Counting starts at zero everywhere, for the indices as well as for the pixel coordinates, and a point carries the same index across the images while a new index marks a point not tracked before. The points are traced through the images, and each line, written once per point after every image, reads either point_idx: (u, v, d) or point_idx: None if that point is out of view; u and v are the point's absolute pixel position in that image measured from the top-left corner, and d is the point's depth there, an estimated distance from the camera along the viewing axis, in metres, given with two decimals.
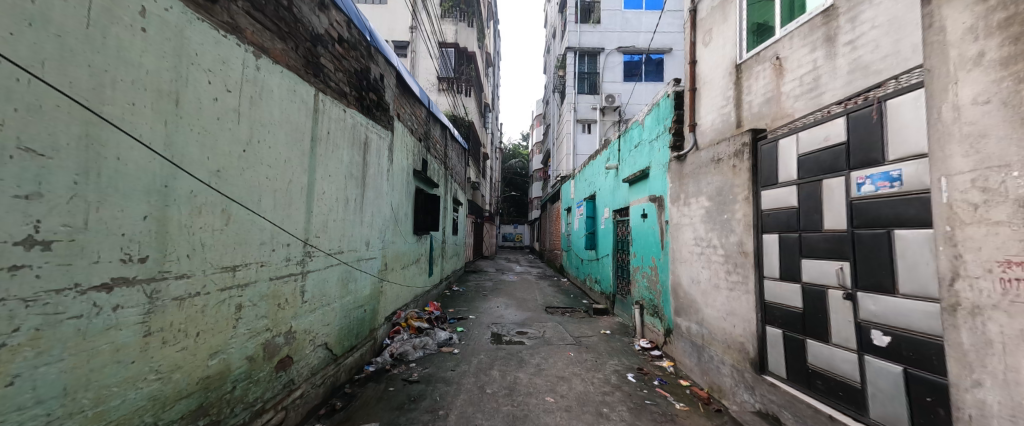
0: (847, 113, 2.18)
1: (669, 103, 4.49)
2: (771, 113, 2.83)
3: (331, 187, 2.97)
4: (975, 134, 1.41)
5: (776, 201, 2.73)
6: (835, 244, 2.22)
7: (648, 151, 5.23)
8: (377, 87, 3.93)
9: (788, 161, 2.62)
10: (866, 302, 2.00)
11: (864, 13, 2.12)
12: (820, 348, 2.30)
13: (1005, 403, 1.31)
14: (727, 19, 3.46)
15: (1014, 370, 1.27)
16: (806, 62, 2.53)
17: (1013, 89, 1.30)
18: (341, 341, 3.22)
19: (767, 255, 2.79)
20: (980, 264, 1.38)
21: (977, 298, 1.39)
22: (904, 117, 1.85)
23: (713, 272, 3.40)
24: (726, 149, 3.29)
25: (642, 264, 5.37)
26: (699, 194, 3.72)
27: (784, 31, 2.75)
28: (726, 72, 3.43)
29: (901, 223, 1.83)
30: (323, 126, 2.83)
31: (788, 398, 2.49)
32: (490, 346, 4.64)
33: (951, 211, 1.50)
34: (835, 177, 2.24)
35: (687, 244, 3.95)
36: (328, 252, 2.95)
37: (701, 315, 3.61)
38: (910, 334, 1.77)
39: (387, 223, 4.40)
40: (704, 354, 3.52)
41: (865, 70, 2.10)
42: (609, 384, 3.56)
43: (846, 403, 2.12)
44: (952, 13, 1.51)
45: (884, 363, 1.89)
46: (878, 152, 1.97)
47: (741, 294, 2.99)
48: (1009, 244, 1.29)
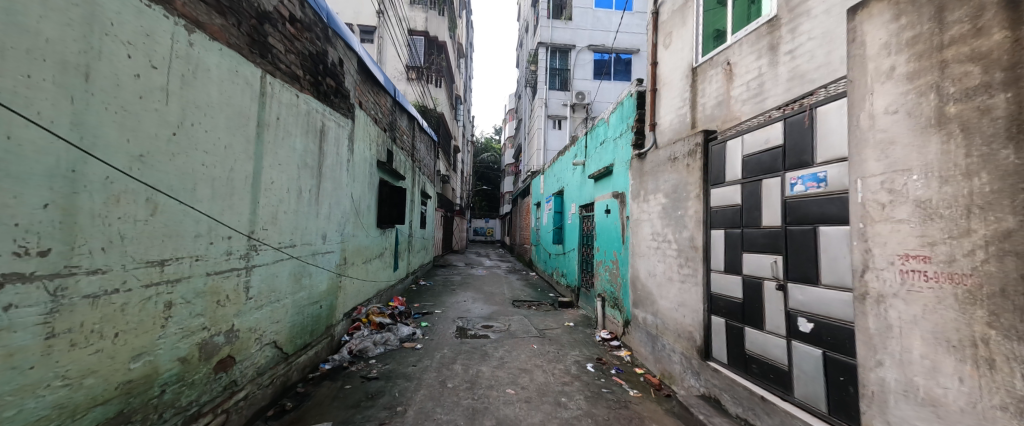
0: (785, 118, 2.35)
1: (632, 102, 4.63)
2: (721, 115, 3.01)
3: (281, 177, 2.79)
4: (885, 141, 1.56)
5: (723, 199, 2.90)
6: (771, 239, 2.40)
7: (613, 149, 5.36)
8: (336, 72, 3.72)
9: (734, 162, 2.79)
10: (794, 293, 2.19)
11: (805, 25, 2.28)
12: (756, 335, 2.49)
13: (900, 380, 1.47)
14: (685, 23, 3.61)
15: (908, 351, 1.44)
16: (752, 68, 2.70)
17: (916, 101, 1.45)
18: (293, 338, 3.06)
19: (714, 249, 2.97)
20: (885, 258, 1.54)
21: (882, 287, 1.55)
22: (831, 123, 2.02)
23: (668, 265, 3.58)
24: (682, 149, 3.44)
25: (605, 258, 5.55)
26: (657, 191, 3.88)
27: (735, 38, 2.92)
28: (684, 75, 3.59)
29: (825, 221, 2.02)
30: (271, 111, 2.64)
31: (728, 382, 2.68)
32: (454, 340, 4.61)
33: (864, 209, 1.65)
34: (773, 177, 2.42)
35: (646, 239, 4.12)
36: (277, 246, 2.78)
37: (656, 307, 3.79)
38: (830, 321, 1.96)
39: (346, 216, 4.22)
40: (658, 343, 3.72)
41: (801, 78, 2.27)
42: (568, 374, 3.66)
43: (776, 384, 2.32)
44: (871, 29, 1.65)
45: (807, 348, 2.09)
46: (809, 155, 2.15)
47: (691, 286, 3.17)
48: (909, 239, 1.45)
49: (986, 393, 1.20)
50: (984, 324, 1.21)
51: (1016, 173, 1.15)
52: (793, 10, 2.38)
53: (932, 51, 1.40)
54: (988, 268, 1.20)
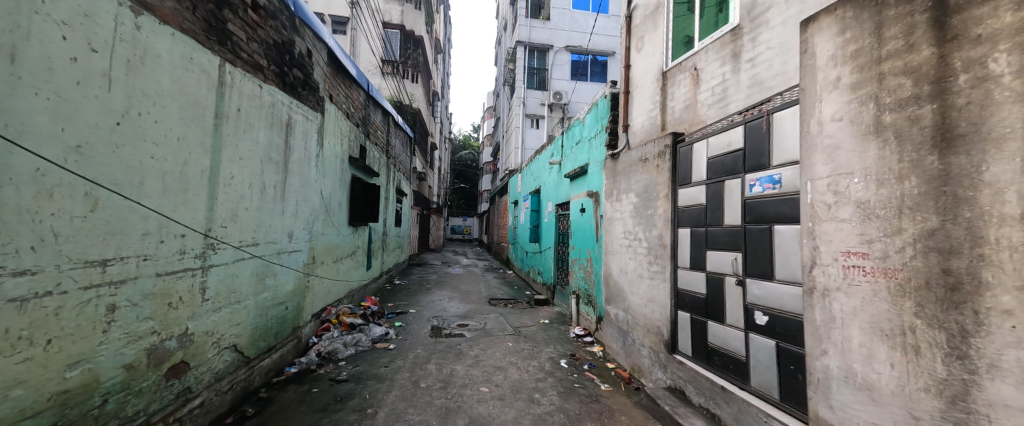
0: (746, 122, 2.48)
1: (606, 103, 4.72)
2: (689, 118, 3.13)
3: (242, 171, 2.64)
4: (831, 146, 1.67)
5: (689, 199, 3.02)
6: (732, 237, 2.53)
7: (588, 149, 5.46)
8: (304, 63, 3.57)
9: (700, 163, 2.91)
10: (752, 288, 2.32)
11: (764, 35, 2.41)
12: (717, 328, 2.62)
13: (841, 368, 1.58)
14: (657, 28, 3.73)
15: (848, 340, 1.55)
16: (717, 74, 2.82)
17: (857, 110, 1.56)
18: (255, 341, 2.92)
19: (681, 247, 3.09)
20: (829, 254, 1.65)
21: (826, 282, 1.67)
22: (785, 128, 2.15)
23: (639, 263, 3.69)
24: (652, 150, 3.55)
25: (579, 256, 5.66)
26: (628, 191, 4.00)
27: (701, 45, 3.04)
28: (655, 78, 3.71)
29: (780, 220, 2.15)
30: (231, 102, 2.49)
31: (692, 374, 2.80)
32: (428, 339, 4.55)
33: (812, 209, 1.76)
34: (734, 179, 2.55)
35: (618, 237, 4.22)
36: (237, 245, 2.63)
37: (627, 303, 3.91)
38: (782, 314, 2.10)
39: (315, 213, 4.06)
40: (628, 338, 3.84)
41: (760, 85, 2.40)
42: (542, 371, 3.70)
43: (734, 374, 2.45)
44: (820, 42, 1.75)
45: (762, 339, 2.22)
46: (766, 158, 2.28)
47: (660, 282, 3.29)
48: (850, 238, 1.56)
49: (911, 377, 1.32)
50: (911, 314, 1.33)
51: (939, 178, 1.27)
52: (753, 20, 2.51)
53: (871, 64, 1.52)
54: (915, 264, 1.32)
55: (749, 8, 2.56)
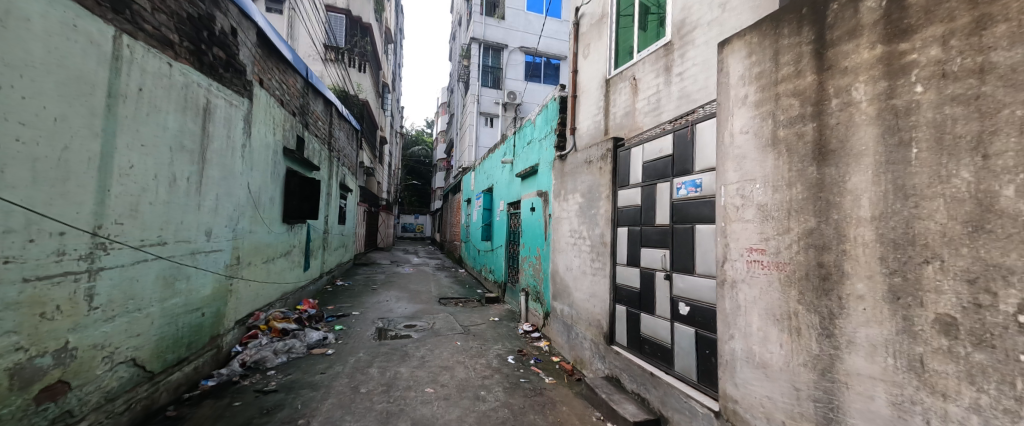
0: (674, 131, 2.71)
1: (555, 106, 4.86)
2: (628, 125, 3.35)
3: (145, 161, 2.31)
4: (740, 155, 1.89)
5: (627, 200, 3.24)
6: (662, 235, 2.76)
7: (538, 149, 5.58)
8: (227, 42, 3.21)
9: (636, 167, 3.13)
10: (677, 281, 2.56)
11: (691, 52, 2.65)
12: (648, 320, 2.84)
13: (744, 350, 1.80)
14: (601, 37, 3.93)
15: (750, 325, 1.78)
16: (652, 85, 3.05)
17: (759, 125, 1.78)
18: (161, 354, 2.57)
19: (619, 245, 3.30)
20: (737, 251, 1.87)
21: (734, 274, 1.88)
22: (705, 138, 2.39)
23: (583, 260, 3.87)
24: (596, 152, 3.74)
25: (529, 253, 5.78)
26: (574, 191, 4.17)
27: (639, 56, 3.27)
28: (599, 84, 3.90)
29: (701, 220, 2.39)
30: (130, 80, 2.17)
31: (626, 362, 3.01)
32: (372, 342, 4.34)
33: (724, 210, 1.97)
34: (664, 182, 2.77)
35: (565, 235, 4.38)
36: (138, 245, 2.30)
37: (572, 298, 4.07)
38: (701, 304, 2.34)
39: (240, 209, 3.67)
40: (572, 332, 4.01)
41: (687, 98, 2.65)
42: (489, 368, 3.73)
43: (661, 361, 2.68)
44: (731, 62, 1.97)
45: (684, 328, 2.46)
46: (690, 164, 2.52)
47: (601, 278, 3.48)
48: (753, 236, 1.78)
49: (794, 354, 1.55)
50: (796, 301, 1.55)
51: (816, 185, 1.50)
52: (682, 38, 2.75)
53: (771, 85, 1.74)
54: (799, 258, 1.54)
55: (679, 26, 2.80)
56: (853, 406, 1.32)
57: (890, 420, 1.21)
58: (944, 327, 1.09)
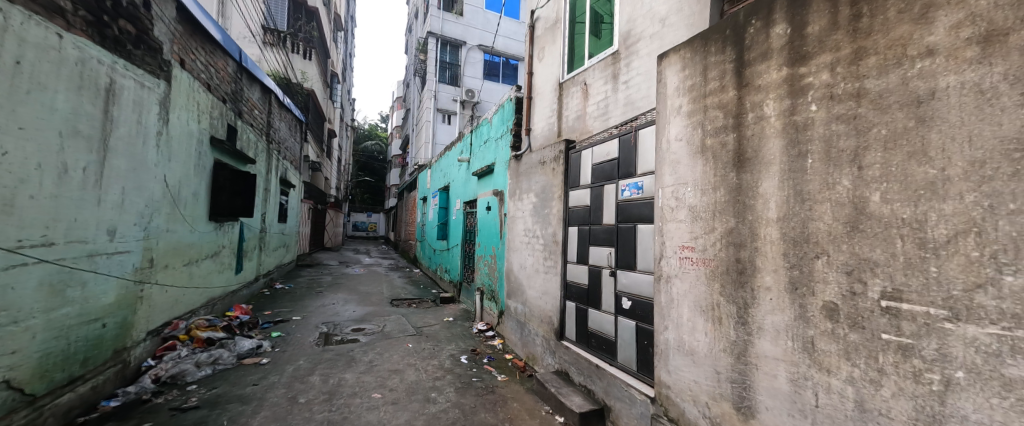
0: (620, 136, 2.87)
1: (511, 106, 4.91)
2: (579, 128, 3.49)
3: (24, 147, 1.95)
4: (674, 160, 2.03)
5: (577, 200, 3.37)
6: (608, 234, 2.91)
7: (494, 148, 5.60)
8: (138, 14, 2.82)
9: (586, 168, 3.27)
10: (621, 278, 2.71)
11: (636, 62, 2.82)
12: (595, 315, 2.97)
13: (676, 339, 1.96)
14: (555, 41, 4.04)
15: (681, 317, 1.93)
16: (600, 91, 3.20)
17: (690, 133, 1.93)
18: (46, 373, 2.19)
19: (570, 243, 3.42)
20: (671, 248, 2.01)
21: (669, 270, 2.03)
22: (647, 143, 2.56)
23: (536, 259, 3.95)
24: (549, 154, 3.84)
25: (484, 252, 5.77)
26: (529, 191, 4.23)
27: (590, 63, 3.41)
28: (553, 87, 4.01)
29: (642, 220, 2.56)
30: (4, 49, 1.83)
31: (574, 356, 3.14)
32: (314, 349, 4.07)
33: (661, 211, 2.10)
34: (610, 184, 2.93)
35: (519, 234, 4.44)
36: (14, 246, 1.94)
37: (525, 296, 4.15)
38: (640, 299, 2.51)
39: (154, 205, 3.24)
40: (525, 329, 4.08)
41: (631, 105, 2.81)
42: (441, 369, 3.67)
43: (606, 353, 2.82)
44: (667, 74, 2.12)
45: (626, 321, 2.62)
46: (633, 168, 2.69)
47: (553, 275, 3.58)
48: (685, 235, 1.93)
49: (717, 342, 1.71)
50: (719, 293, 1.72)
51: (735, 189, 1.67)
52: (628, 48, 2.92)
53: (699, 97, 1.90)
54: (722, 255, 1.71)
55: (625, 37, 2.97)
56: (761, 385, 1.50)
57: (789, 394, 1.39)
58: (829, 312, 1.27)
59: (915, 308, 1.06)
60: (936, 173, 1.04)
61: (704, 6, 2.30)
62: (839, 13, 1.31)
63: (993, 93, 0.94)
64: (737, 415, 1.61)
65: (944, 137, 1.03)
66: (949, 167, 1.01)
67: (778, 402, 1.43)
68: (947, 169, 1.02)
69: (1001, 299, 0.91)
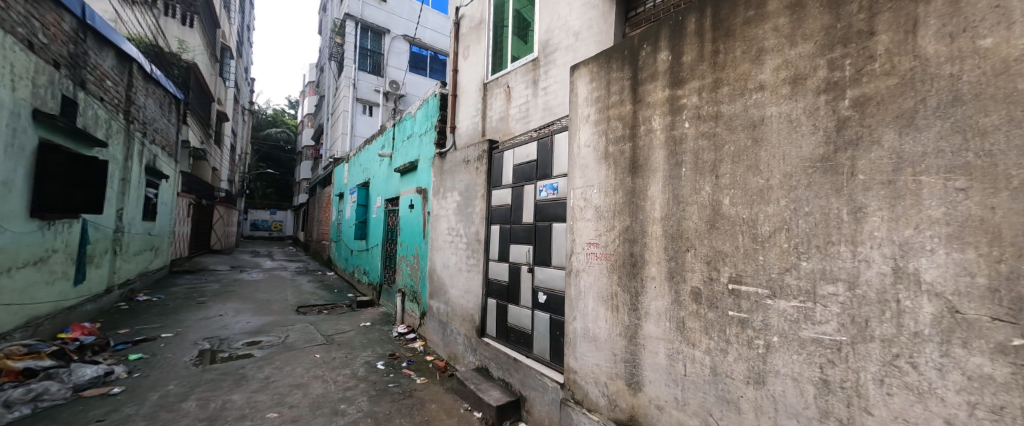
0: (539, 139, 3.02)
1: (435, 102, 4.80)
2: (502, 129, 3.57)
3: None
4: (584, 164, 2.21)
5: (499, 199, 3.45)
6: (527, 232, 3.03)
7: (418, 144, 5.41)
8: None
9: (507, 169, 3.36)
10: (537, 273, 2.86)
11: (553, 70, 2.99)
12: (514, 310, 3.08)
13: (582, 328, 2.13)
14: (479, 41, 4.08)
15: (586, 307, 2.11)
16: (522, 95, 3.33)
17: (596, 140, 2.13)
18: None
19: (492, 242, 3.49)
20: (580, 245, 2.19)
21: (578, 264, 2.20)
22: (562, 147, 2.74)
23: (459, 257, 3.94)
24: (473, 153, 3.85)
25: (406, 252, 5.53)
26: (453, 190, 4.20)
27: (512, 67, 3.52)
28: (477, 87, 4.03)
29: (556, 219, 2.73)
30: None
31: (494, 352, 3.21)
32: (191, 369, 3.44)
33: (572, 210, 2.27)
34: (529, 185, 3.06)
35: (442, 233, 4.37)
36: None
37: (448, 296, 4.10)
38: (554, 293, 2.68)
39: None
40: (447, 329, 4.04)
41: (549, 111, 2.98)
42: (354, 378, 3.42)
43: (523, 346, 2.95)
44: (578, 85, 2.30)
45: (542, 314, 2.77)
46: (549, 170, 2.85)
47: (475, 274, 3.61)
48: (591, 233, 2.11)
49: (614, 327, 1.92)
50: (617, 283, 1.92)
51: (629, 192, 1.89)
52: (546, 56, 3.08)
53: (603, 108, 2.10)
54: (619, 250, 1.92)
55: (543, 45, 3.13)
56: (647, 362, 1.73)
57: (666, 367, 1.63)
58: (695, 296, 1.53)
59: (749, 289, 1.34)
60: (764, 182, 1.32)
61: (611, 27, 2.57)
62: (704, 48, 1.58)
63: (797, 122, 1.24)
64: (628, 390, 1.83)
65: (768, 155, 1.32)
66: (771, 177, 1.30)
67: (659, 375, 1.67)
68: (770, 180, 1.30)
69: (799, 278, 1.21)
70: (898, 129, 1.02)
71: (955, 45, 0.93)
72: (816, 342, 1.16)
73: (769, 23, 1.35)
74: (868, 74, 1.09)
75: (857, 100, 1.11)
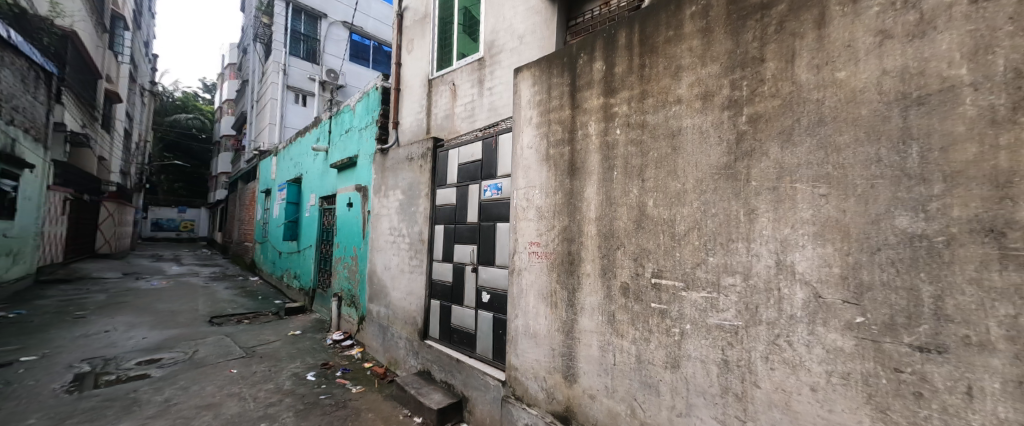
0: (483, 139, 3.02)
1: (377, 95, 4.56)
2: (447, 127, 3.50)
3: None
4: (526, 165, 2.26)
5: (443, 198, 3.38)
6: (471, 232, 3.02)
7: (357, 139, 5.09)
8: None
9: (452, 168, 3.31)
10: (481, 273, 2.86)
11: (498, 71, 3.02)
12: (457, 310, 3.05)
13: (524, 325, 2.18)
14: (424, 36, 3.96)
15: (527, 305, 2.17)
16: (467, 94, 3.30)
17: (538, 143, 2.19)
18: None
19: (436, 242, 3.41)
20: (522, 244, 2.23)
21: (520, 263, 2.24)
22: (506, 148, 2.77)
23: (401, 258, 3.79)
24: (417, 150, 3.73)
25: (343, 254, 5.17)
26: (395, 188, 4.03)
27: (458, 65, 3.47)
28: (422, 83, 3.92)
29: (500, 219, 2.75)
30: None
31: (437, 354, 3.14)
32: (62, 398, 2.85)
33: (515, 210, 2.31)
34: (474, 184, 3.04)
35: (383, 233, 4.16)
36: None
37: (389, 299, 3.93)
38: (497, 292, 2.70)
39: None
40: (388, 333, 3.86)
41: (494, 111, 3.00)
42: (278, 393, 3.12)
43: (466, 346, 2.93)
44: (521, 88, 2.34)
45: (485, 313, 2.78)
46: (493, 170, 2.87)
47: (418, 275, 3.50)
48: (533, 233, 2.16)
49: (553, 323, 1.99)
50: (556, 281, 2.00)
51: (567, 193, 1.98)
52: (492, 57, 3.10)
53: (545, 111, 2.16)
54: (558, 249, 1.99)
55: (489, 45, 3.14)
56: (581, 355, 1.83)
57: (599, 359, 1.74)
58: (624, 291, 1.65)
59: (668, 282, 1.49)
60: (681, 187, 1.47)
61: (553, 33, 2.66)
62: (633, 61, 1.70)
63: (707, 134, 1.40)
64: (564, 382, 1.92)
65: (683, 161, 1.47)
66: (686, 182, 1.45)
67: (592, 366, 1.77)
68: (686, 184, 1.45)
69: (707, 272, 1.36)
70: (781, 143, 1.20)
71: (821, 75, 1.13)
72: (719, 327, 1.32)
73: (685, 44, 1.50)
74: (760, 95, 1.27)
75: (752, 117, 1.29)
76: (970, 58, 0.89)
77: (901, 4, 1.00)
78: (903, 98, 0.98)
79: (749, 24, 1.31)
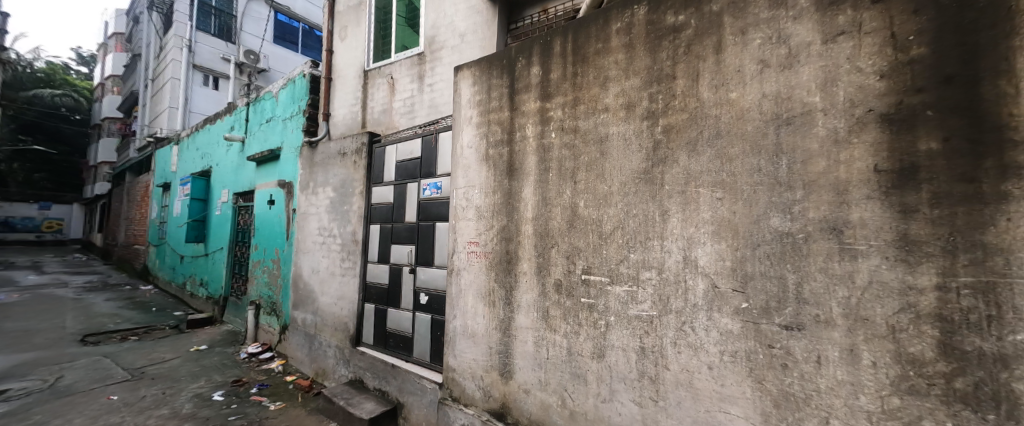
0: (423, 136, 2.93)
1: (304, 83, 4.18)
2: (384, 122, 3.33)
3: None
4: (465, 165, 2.25)
5: (380, 197, 3.21)
6: (409, 232, 2.91)
7: (281, 130, 4.61)
8: None
9: (389, 165, 3.16)
10: (419, 274, 2.78)
11: (438, 68, 2.96)
12: (393, 314, 2.92)
13: (462, 325, 2.16)
14: (359, 24, 3.72)
15: (465, 305, 2.15)
16: (406, 88, 3.18)
17: (477, 142, 2.19)
18: None
19: (371, 242, 3.23)
20: (461, 244, 2.21)
21: (458, 264, 2.22)
22: (446, 146, 2.72)
23: (331, 261, 3.52)
24: (350, 145, 3.50)
25: (263, 257, 4.64)
26: (325, 185, 3.72)
27: (396, 58, 3.32)
28: (356, 73, 3.68)
29: (439, 218, 2.70)
30: None
31: (370, 361, 2.97)
32: None
33: (454, 210, 2.28)
34: (412, 183, 2.94)
35: (311, 234, 3.83)
36: None
37: (316, 305, 3.62)
38: (436, 292, 2.65)
39: None
40: (315, 342, 3.56)
41: (435, 109, 2.93)
42: (175, 418, 2.69)
43: (402, 350, 2.83)
44: (461, 86, 2.32)
45: (423, 315, 2.70)
46: (433, 169, 2.80)
47: (351, 278, 3.29)
48: (472, 232, 2.16)
49: (490, 322, 2.01)
50: (493, 280, 2.02)
51: (505, 193, 2.01)
52: (432, 53, 3.02)
53: (484, 111, 2.17)
54: (496, 248, 2.01)
55: (429, 40, 3.06)
56: (517, 351, 1.87)
57: (533, 354, 1.79)
58: (557, 287, 1.72)
59: (595, 278, 1.59)
60: (607, 188, 1.58)
61: (494, 34, 2.69)
62: (566, 69, 1.79)
63: (629, 141, 1.53)
64: (500, 379, 1.95)
65: (610, 165, 1.58)
66: (612, 184, 1.57)
67: (527, 361, 1.82)
68: (611, 186, 1.57)
69: (629, 267, 1.49)
70: (688, 152, 1.36)
71: (719, 95, 1.30)
72: (638, 318, 1.45)
73: (612, 56, 1.62)
74: (672, 109, 1.42)
75: (665, 127, 1.43)
76: (822, 89, 1.10)
77: (776, 39, 1.20)
78: (777, 118, 1.17)
79: (664, 44, 1.46)
